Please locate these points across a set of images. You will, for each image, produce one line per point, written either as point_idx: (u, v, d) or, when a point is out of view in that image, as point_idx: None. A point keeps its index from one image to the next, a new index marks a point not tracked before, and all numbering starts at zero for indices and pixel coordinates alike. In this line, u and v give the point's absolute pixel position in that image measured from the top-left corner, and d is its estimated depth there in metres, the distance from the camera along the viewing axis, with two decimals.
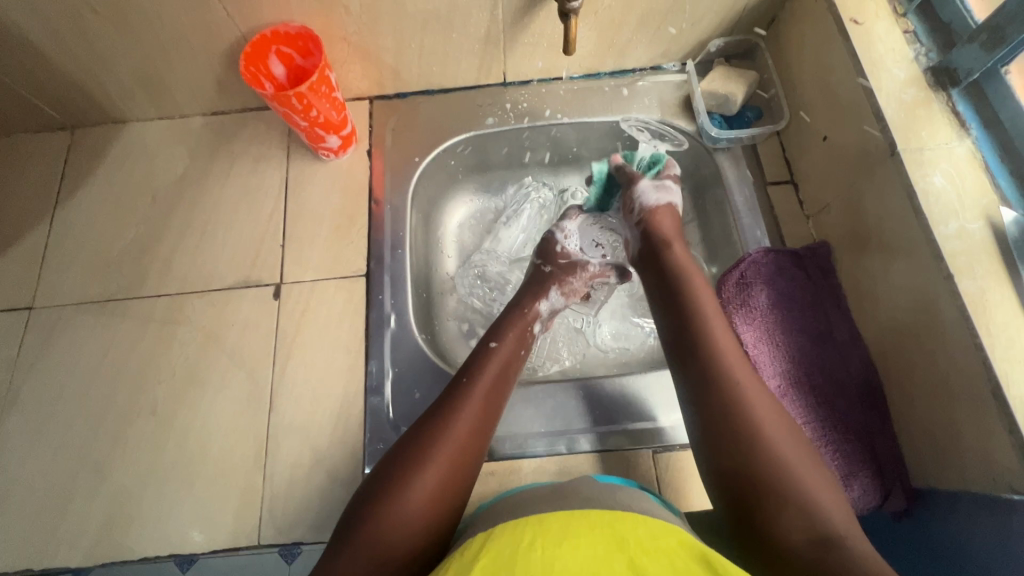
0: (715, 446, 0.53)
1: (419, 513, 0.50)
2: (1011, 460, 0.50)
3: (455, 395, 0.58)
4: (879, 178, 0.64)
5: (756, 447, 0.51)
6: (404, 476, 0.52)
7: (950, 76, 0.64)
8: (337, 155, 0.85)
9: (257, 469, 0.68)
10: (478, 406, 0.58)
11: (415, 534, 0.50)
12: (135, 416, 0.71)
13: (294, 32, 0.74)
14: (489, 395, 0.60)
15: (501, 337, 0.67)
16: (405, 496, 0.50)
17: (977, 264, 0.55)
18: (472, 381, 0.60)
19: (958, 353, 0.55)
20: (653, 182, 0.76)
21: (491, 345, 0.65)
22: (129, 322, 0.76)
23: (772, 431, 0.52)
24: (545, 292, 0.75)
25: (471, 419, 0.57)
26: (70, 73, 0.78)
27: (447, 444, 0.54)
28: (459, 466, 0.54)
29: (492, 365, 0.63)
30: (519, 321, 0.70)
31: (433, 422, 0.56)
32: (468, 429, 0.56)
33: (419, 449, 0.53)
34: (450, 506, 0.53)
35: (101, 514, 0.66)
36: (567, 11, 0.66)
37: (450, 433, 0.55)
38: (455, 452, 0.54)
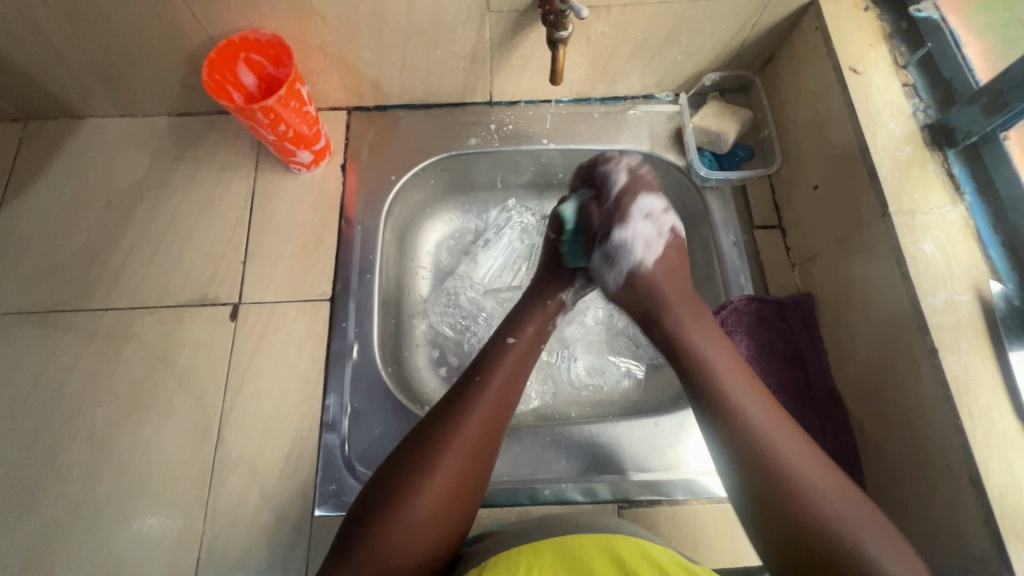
0: (765, 497, 0.47)
1: (427, 522, 0.47)
2: (986, 551, 0.48)
3: (465, 395, 0.54)
4: (869, 237, 0.62)
5: (812, 513, 0.46)
6: (411, 484, 0.48)
7: (946, 136, 0.61)
8: (307, 169, 0.80)
9: (199, 505, 0.64)
10: (491, 405, 0.54)
11: (423, 545, 0.47)
12: (71, 440, 0.66)
13: (265, 40, 0.69)
14: (503, 392, 0.55)
15: (520, 332, 0.61)
16: (412, 505, 0.47)
17: (963, 340, 0.53)
18: (486, 378, 0.55)
19: (937, 431, 0.53)
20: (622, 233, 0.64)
21: (509, 340, 0.60)
22: (71, 337, 0.71)
23: (825, 493, 0.46)
24: (569, 280, 0.68)
25: (484, 420, 0.52)
26: (21, 65, 0.72)
27: (456, 449, 0.50)
28: (470, 473, 0.51)
29: (511, 358, 0.58)
30: (541, 313, 0.64)
31: (439, 425, 0.52)
32: (479, 433, 0.52)
33: (425, 456, 0.50)
34: (461, 514, 0.50)
35: (25, 546, 0.62)
36: (555, 40, 0.63)
37: (460, 439, 0.51)
38: (466, 458, 0.50)
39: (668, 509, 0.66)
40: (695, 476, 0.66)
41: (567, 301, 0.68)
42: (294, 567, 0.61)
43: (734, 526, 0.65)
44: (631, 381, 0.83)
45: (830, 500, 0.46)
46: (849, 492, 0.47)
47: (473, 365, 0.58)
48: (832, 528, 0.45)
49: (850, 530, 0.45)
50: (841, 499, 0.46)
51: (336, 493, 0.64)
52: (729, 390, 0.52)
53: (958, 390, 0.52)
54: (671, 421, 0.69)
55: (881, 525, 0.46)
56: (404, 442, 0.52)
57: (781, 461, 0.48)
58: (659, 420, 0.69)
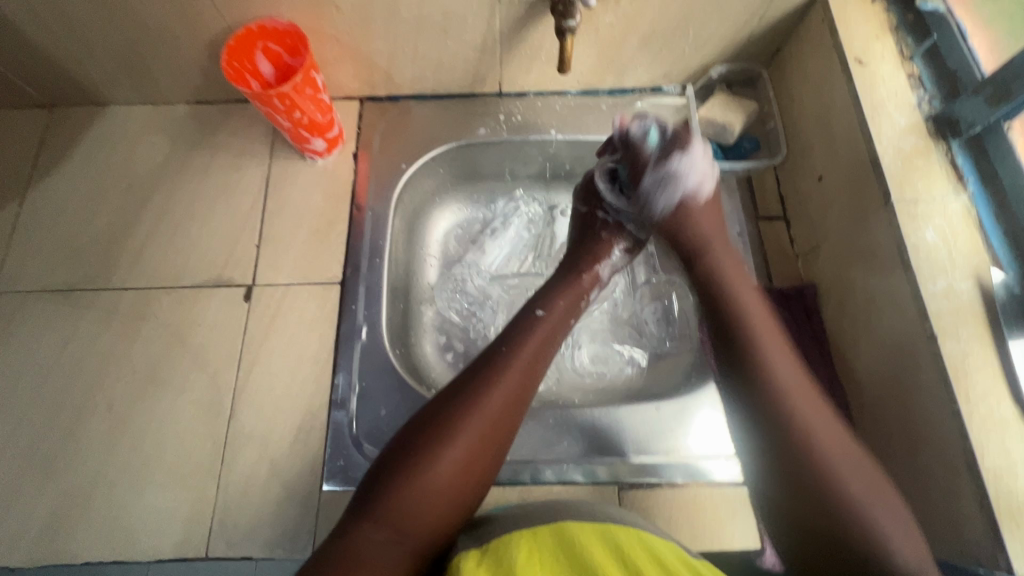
0: (785, 472, 0.49)
1: (445, 487, 0.48)
2: (980, 533, 0.49)
3: (490, 366, 0.54)
4: (872, 226, 0.62)
5: (832, 490, 0.47)
6: (429, 449, 0.49)
7: (951, 127, 0.61)
8: (321, 157, 0.82)
9: (211, 477, 0.66)
10: (516, 377, 0.54)
11: (437, 508, 0.48)
12: (90, 413, 0.69)
13: (282, 28, 0.71)
14: (529, 366, 0.56)
15: (549, 307, 0.62)
16: (428, 469, 0.48)
17: (962, 326, 0.54)
18: (512, 350, 0.56)
19: (934, 416, 0.54)
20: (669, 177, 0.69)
21: (537, 313, 0.61)
22: (91, 315, 0.74)
23: (842, 469, 0.47)
24: (606, 254, 0.70)
25: (510, 390, 0.53)
26: (48, 52, 0.75)
27: (478, 417, 0.51)
28: (488, 442, 0.51)
29: (539, 333, 0.59)
30: (573, 287, 0.65)
31: (464, 393, 0.53)
32: (505, 403, 0.53)
33: (446, 423, 0.51)
34: (478, 482, 0.51)
35: (46, 512, 0.64)
36: (564, 30, 0.64)
37: (484, 407, 0.52)
38: (487, 427, 0.51)
39: (668, 493, 0.67)
40: (694, 460, 0.68)
41: (603, 275, 0.69)
42: (302, 539, 0.63)
43: (733, 509, 0.66)
44: (634, 368, 0.84)
45: (846, 479, 0.47)
46: (868, 475, 0.48)
47: (501, 336, 0.58)
48: (845, 504, 0.46)
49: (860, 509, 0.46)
50: (856, 479, 0.47)
51: (344, 469, 0.66)
52: (772, 358, 0.53)
53: (956, 375, 0.52)
54: (672, 407, 0.71)
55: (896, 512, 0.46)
56: (429, 407, 0.53)
57: (807, 439, 0.48)
58: (660, 405, 0.71)
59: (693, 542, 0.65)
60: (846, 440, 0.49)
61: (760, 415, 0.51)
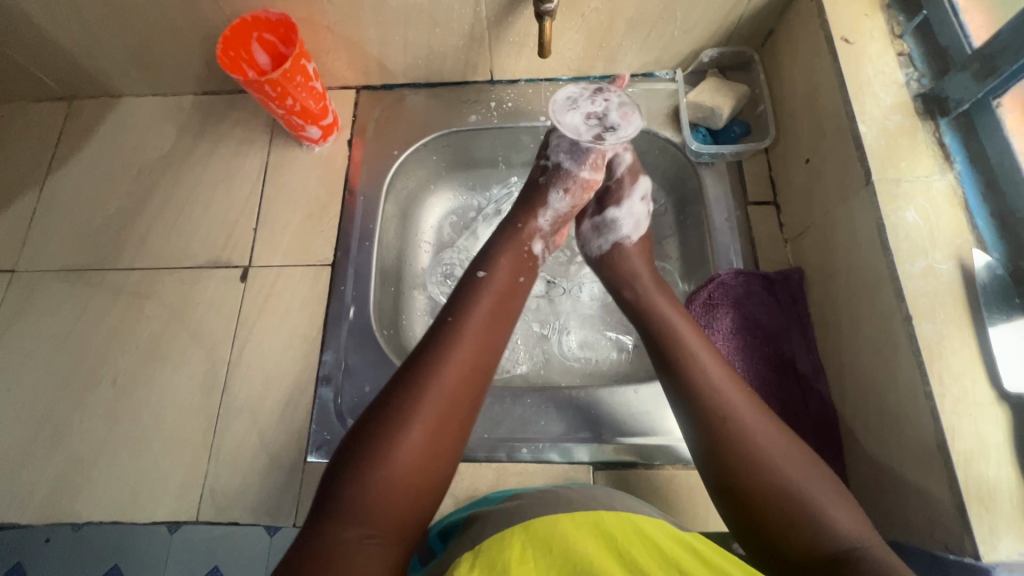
0: (728, 479, 0.47)
1: (412, 467, 0.46)
2: (950, 517, 0.48)
3: (438, 339, 0.52)
4: (854, 207, 0.61)
5: (783, 493, 0.45)
6: (393, 430, 0.46)
7: (940, 105, 0.60)
8: (317, 144, 0.85)
9: (204, 447, 0.69)
10: (468, 345, 0.52)
11: (411, 489, 0.46)
12: (97, 384, 0.73)
13: (275, 18, 0.74)
14: (483, 331, 0.54)
15: (491, 267, 0.61)
16: (396, 451, 0.46)
17: (940, 308, 0.52)
18: (460, 319, 0.54)
19: (909, 399, 0.52)
20: (600, 224, 0.74)
21: (480, 275, 0.59)
22: (101, 293, 0.78)
23: (793, 473, 0.46)
24: (544, 203, 0.71)
25: (463, 359, 0.51)
26: (65, 47, 0.80)
27: (435, 392, 0.49)
28: (450, 416, 0.49)
29: (488, 301, 0.57)
30: (516, 240, 0.66)
31: (410, 372, 0.50)
32: (461, 373, 0.51)
33: (404, 403, 0.48)
34: (449, 456, 0.49)
35: (55, 474, 0.69)
36: (542, 13, 0.65)
37: (439, 381, 0.49)
38: (444, 401, 0.49)
39: (643, 473, 0.67)
40: (672, 442, 0.68)
41: (542, 226, 0.70)
42: (286, 507, 0.66)
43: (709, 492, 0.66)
44: (621, 354, 0.84)
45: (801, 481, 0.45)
46: (816, 475, 0.46)
47: (445, 307, 0.56)
48: (808, 503, 0.44)
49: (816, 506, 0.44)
50: (808, 479, 0.45)
51: (327, 442, 0.68)
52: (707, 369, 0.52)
53: (931, 357, 0.51)
54: (653, 391, 0.71)
55: (847, 507, 0.45)
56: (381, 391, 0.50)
57: (751, 445, 0.47)
58: (639, 388, 0.71)
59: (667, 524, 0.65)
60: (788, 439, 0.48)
61: (701, 425, 0.49)
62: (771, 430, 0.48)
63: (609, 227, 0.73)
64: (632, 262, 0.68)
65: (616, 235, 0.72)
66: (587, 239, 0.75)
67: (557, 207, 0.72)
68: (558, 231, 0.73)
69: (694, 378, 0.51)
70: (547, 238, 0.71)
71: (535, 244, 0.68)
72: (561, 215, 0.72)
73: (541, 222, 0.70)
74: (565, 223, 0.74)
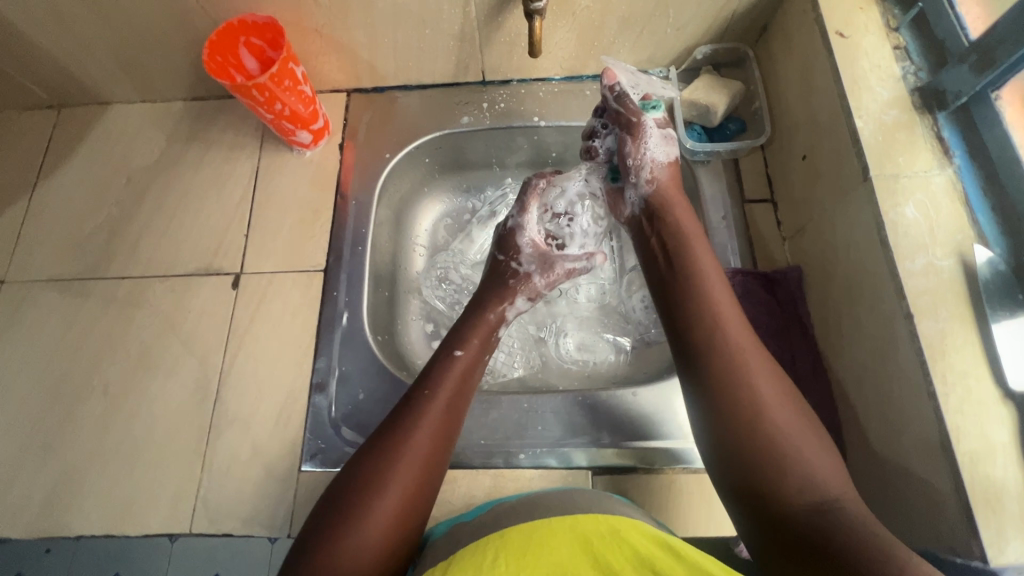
0: (727, 436, 0.50)
1: (379, 535, 0.48)
2: (955, 519, 0.47)
3: (409, 412, 0.54)
4: (852, 204, 0.60)
5: (774, 449, 0.48)
6: (360, 502, 0.49)
7: (937, 98, 0.59)
8: (308, 149, 0.84)
9: (197, 457, 0.68)
10: (439, 413, 0.55)
11: (374, 555, 0.47)
12: (88, 394, 0.72)
13: (261, 22, 0.73)
14: (452, 406, 0.57)
15: (466, 344, 0.62)
16: (361, 523, 0.47)
17: (942, 305, 0.51)
18: (430, 392, 0.56)
19: (912, 399, 0.51)
20: (659, 133, 0.72)
21: (457, 353, 0.61)
22: (91, 302, 0.77)
23: (786, 431, 0.49)
24: (512, 297, 0.70)
25: (434, 430, 0.54)
26: (52, 54, 0.79)
27: (408, 460, 0.51)
28: (417, 484, 0.51)
29: (459, 374, 0.59)
30: (483, 324, 0.65)
31: (392, 433, 0.53)
32: (433, 442, 0.53)
33: (377, 472, 0.50)
34: (411, 522, 0.50)
35: (45, 488, 0.68)
36: (532, 12, 0.63)
37: (413, 449, 0.52)
38: (417, 465, 0.52)
39: (643, 476, 0.66)
40: (670, 445, 0.67)
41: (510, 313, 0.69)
42: (280, 517, 0.65)
43: (709, 496, 0.65)
44: (619, 355, 0.84)
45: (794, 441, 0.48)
46: (812, 440, 0.49)
47: (421, 379, 0.58)
48: (797, 462, 0.47)
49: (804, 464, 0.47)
50: (800, 439, 0.49)
51: (321, 451, 0.67)
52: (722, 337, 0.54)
53: (933, 356, 0.50)
54: (651, 394, 0.69)
55: (835, 470, 0.48)
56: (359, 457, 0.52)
57: (752, 404, 0.50)
58: (637, 391, 0.70)
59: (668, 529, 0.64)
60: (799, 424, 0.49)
61: (707, 384, 0.53)
62: (784, 414, 0.50)
63: (669, 144, 0.73)
64: (668, 187, 0.70)
65: (671, 155, 0.73)
66: (651, 145, 0.72)
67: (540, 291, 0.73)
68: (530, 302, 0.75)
69: (706, 344, 0.54)
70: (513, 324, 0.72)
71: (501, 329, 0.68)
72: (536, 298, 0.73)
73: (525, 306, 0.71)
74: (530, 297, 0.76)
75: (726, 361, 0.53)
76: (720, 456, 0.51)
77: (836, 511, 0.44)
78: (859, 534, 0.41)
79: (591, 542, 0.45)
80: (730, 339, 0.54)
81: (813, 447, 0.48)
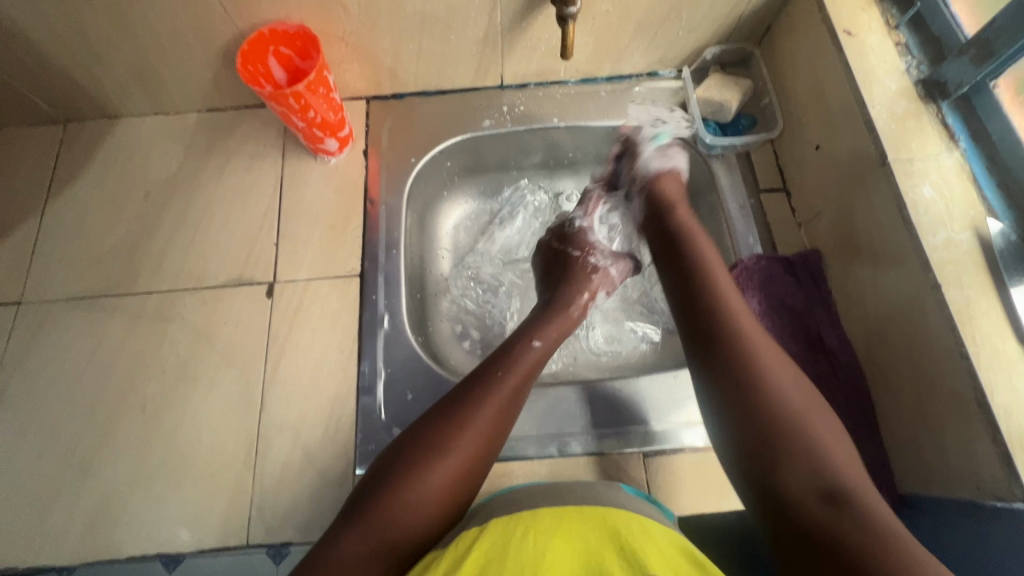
0: (745, 419, 0.50)
1: (435, 498, 0.50)
2: (994, 466, 0.51)
3: (478, 386, 0.56)
4: (870, 188, 0.65)
5: (791, 434, 0.48)
6: (422, 462, 0.51)
7: (939, 88, 0.65)
8: (333, 156, 0.85)
9: (247, 468, 0.67)
10: (509, 392, 0.57)
11: (429, 514, 0.49)
12: (124, 413, 0.70)
13: (292, 31, 0.74)
14: (519, 388, 0.58)
15: (543, 337, 0.64)
16: (421, 479, 0.50)
17: (964, 274, 0.56)
18: (501, 372, 0.58)
19: (944, 362, 0.56)
20: (655, 151, 0.78)
21: (535, 343, 0.62)
22: (118, 319, 0.75)
23: (808, 419, 0.50)
24: (588, 290, 0.73)
25: (501, 407, 0.55)
26: (64, 68, 0.77)
27: (471, 432, 0.53)
28: (475, 457, 0.53)
29: (530, 355, 0.61)
30: (563, 324, 0.68)
31: (460, 404, 0.55)
32: (496, 420, 0.55)
33: (440, 438, 0.52)
34: (466, 489, 0.52)
35: (88, 510, 0.66)
36: (565, 16, 0.67)
37: (476, 424, 0.53)
38: (474, 439, 0.53)
39: (691, 456, 0.69)
40: None
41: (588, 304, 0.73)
42: None
43: None
44: (648, 345, 0.86)
45: (813, 430, 0.49)
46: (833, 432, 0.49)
47: (492, 359, 0.60)
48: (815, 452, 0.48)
49: (823, 457, 0.47)
50: (815, 418, 0.50)
51: (375, 453, 0.68)
52: (743, 320, 0.56)
53: (962, 320, 0.55)
54: (690, 376, 0.73)
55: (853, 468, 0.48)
56: (418, 425, 0.54)
57: (771, 393, 0.51)
58: (677, 374, 0.73)
59: (723, 502, 0.67)
60: (808, 398, 0.51)
61: (731, 369, 0.53)
62: (798, 387, 0.52)
63: (669, 153, 0.78)
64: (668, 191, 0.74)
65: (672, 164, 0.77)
66: (648, 160, 0.78)
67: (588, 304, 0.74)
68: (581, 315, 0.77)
69: (728, 326, 0.56)
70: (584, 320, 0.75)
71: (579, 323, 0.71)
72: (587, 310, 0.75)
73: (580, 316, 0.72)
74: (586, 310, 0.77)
75: (748, 343, 0.54)
76: (735, 444, 0.51)
77: (851, 503, 0.44)
78: (874, 533, 0.41)
79: (620, 536, 0.45)
80: (744, 317, 0.57)
81: (824, 424, 0.50)
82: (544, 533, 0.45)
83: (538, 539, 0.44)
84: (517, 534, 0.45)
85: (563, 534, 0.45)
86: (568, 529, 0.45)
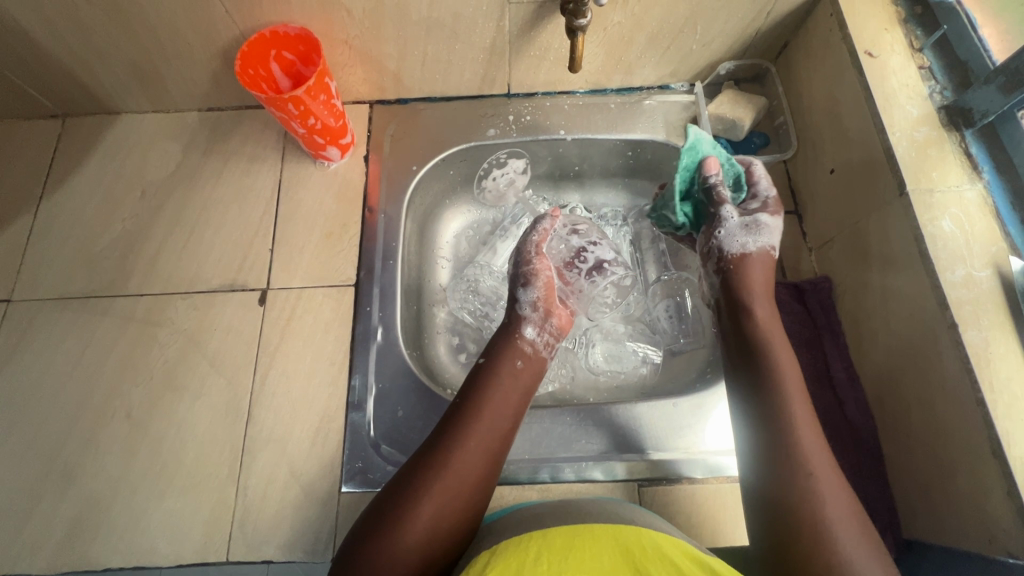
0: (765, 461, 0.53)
1: (419, 541, 0.47)
2: (1007, 519, 0.49)
3: (455, 422, 0.55)
4: (887, 217, 0.62)
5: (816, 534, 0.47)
6: (407, 504, 0.49)
7: (964, 117, 0.61)
8: (334, 162, 0.83)
9: (231, 481, 0.66)
10: (488, 419, 0.55)
11: (419, 557, 0.47)
12: (109, 418, 0.69)
13: (294, 33, 0.72)
14: (499, 412, 0.56)
15: (493, 356, 0.62)
16: (405, 523, 0.48)
17: (983, 314, 0.54)
18: (473, 404, 0.56)
19: (958, 406, 0.53)
20: (743, 220, 0.67)
21: (481, 362, 0.62)
22: (108, 321, 0.74)
23: (806, 460, 0.51)
24: (518, 291, 0.68)
25: (483, 437, 0.54)
26: (64, 63, 0.76)
27: (453, 468, 0.51)
28: (462, 493, 0.51)
29: (512, 379, 0.60)
30: (507, 329, 0.65)
31: (441, 441, 0.54)
32: (485, 449, 0.53)
33: (424, 477, 0.51)
34: (461, 525, 0.50)
35: (67, 519, 0.65)
36: (574, 28, 0.65)
37: (462, 459, 0.52)
38: (455, 479, 0.51)
39: (688, 488, 0.67)
40: (714, 456, 0.67)
41: (523, 296, 0.67)
42: (322, 542, 0.63)
43: None
44: (648, 368, 0.81)
45: (809, 469, 0.50)
46: (829, 464, 0.51)
47: (461, 392, 0.59)
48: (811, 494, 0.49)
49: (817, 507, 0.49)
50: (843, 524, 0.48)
51: (361, 471, 0.66)
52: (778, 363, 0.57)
53: (978, 364, 0.52)
54: (690, 404, 0.70)
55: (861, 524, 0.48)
56: (407, 466, 0.53)
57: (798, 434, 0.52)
58: (677, 401, 0.70)
59: (717, 538, 0.64)
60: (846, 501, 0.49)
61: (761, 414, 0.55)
62: (835, 487, 0.50)
63: (757, 228, 0.66)
64: (753, 277, 0.64)
65: (763, 240, 0.66)
66: (727, 234, 0.67)
67: (533, 298, 0.67)
68: (551, 310, 0.67)
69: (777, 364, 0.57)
70: (541, 320, 0.66)
71: (529, 330, 0.65)
72: (542, 299, 0.67)
73: (522, 312, 0.66)
74: (553, 302, 0.68)
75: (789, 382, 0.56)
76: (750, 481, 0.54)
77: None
78: None
79: (635, 556, 0.42)
80: (786, 355, 0.58)
81: (853, 523, 0.48)
82: (555, 551, 0.42)
83: (554, 561, 0.41)
84: (529, 557, 0.42)
85: (576, 549, 0.42)
86: (585, 552, 0.42)
